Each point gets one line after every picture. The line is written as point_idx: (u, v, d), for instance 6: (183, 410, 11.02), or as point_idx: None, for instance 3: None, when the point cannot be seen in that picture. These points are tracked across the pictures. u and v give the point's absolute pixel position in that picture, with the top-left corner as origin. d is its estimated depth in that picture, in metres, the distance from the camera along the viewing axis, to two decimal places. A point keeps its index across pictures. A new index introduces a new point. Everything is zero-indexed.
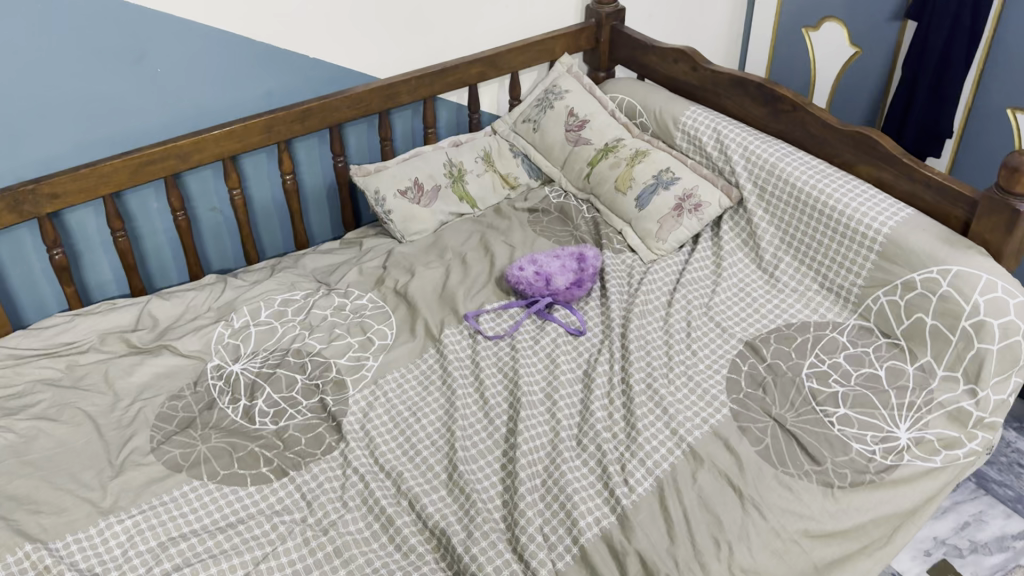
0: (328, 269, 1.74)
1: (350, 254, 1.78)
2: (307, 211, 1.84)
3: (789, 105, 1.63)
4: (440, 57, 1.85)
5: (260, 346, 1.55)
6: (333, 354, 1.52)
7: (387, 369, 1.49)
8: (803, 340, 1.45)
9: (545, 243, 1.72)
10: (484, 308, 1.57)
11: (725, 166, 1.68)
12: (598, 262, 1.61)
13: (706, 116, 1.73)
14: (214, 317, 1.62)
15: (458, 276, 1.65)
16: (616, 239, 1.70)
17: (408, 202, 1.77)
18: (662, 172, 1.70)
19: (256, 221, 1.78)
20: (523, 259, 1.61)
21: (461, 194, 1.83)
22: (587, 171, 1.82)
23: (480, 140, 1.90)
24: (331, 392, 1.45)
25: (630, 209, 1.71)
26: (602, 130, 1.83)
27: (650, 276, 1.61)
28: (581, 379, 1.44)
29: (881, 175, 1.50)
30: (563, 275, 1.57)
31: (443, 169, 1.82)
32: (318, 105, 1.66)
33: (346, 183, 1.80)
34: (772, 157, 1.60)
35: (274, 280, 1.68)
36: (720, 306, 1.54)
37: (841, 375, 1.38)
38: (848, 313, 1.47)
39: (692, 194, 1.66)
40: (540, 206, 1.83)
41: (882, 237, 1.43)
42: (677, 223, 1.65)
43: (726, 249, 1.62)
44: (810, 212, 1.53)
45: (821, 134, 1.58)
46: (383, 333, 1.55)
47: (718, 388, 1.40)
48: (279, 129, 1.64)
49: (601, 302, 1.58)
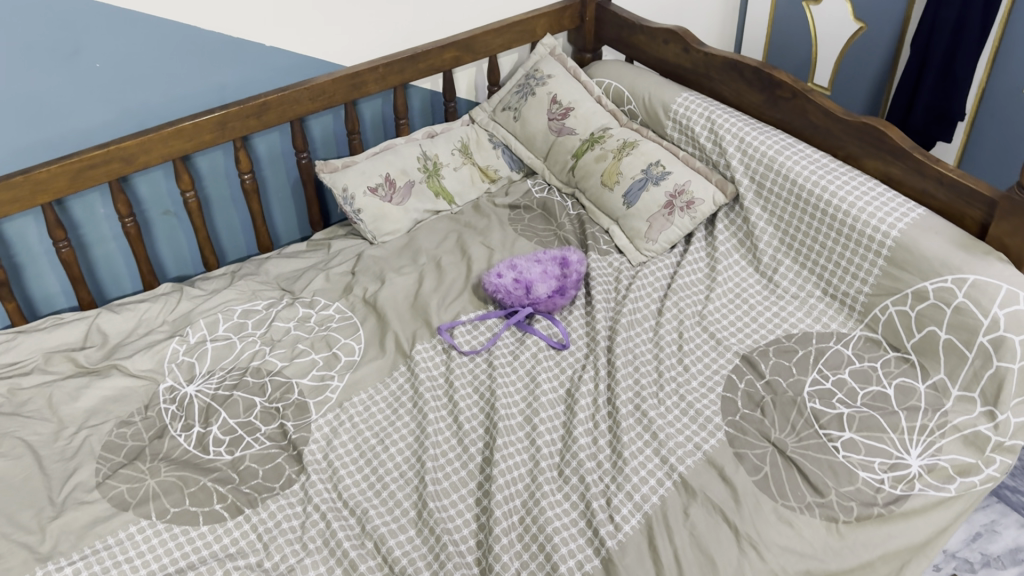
0: (293, 275, 1.62)
1: (317, 258, 1.65)
2: (272, 211, 1.71)
3: (788, 92, 1.48)
4: (411, 41, 1.71)
5: (217, 365, 1.44)
6: (296, 373, 1.41)
7: (354, 390, 1.37)
8: (805, 354, 1.32)
9: (525, 244, 1.59)
10: (459, 321, 1.45)
11: (719, 160, 1.55)
12: (583, 267, 1.48)
13: (699, 103, 1.59)
14: (169, 332, 1.50)
15: (432, 283, 1.52)
16: (602, 239, 1.58)
17: (379, 200, 1.64)
18: (652, 166, 1.57)
19: (214, 223, 1.65)
20: (501, 264, 1.49)
21: (437, 190, 1.71)
22: (572, 163, 1.69)
23: (457, 130, 1.78)
24: (292, 417, 1.33)
25: (618, 206, 1.58)
26: (587, 118, 1.70)
27: (638, 281, 1.48)
28: (563, 400, 1.32)
29: (889, 170, 1.37)
30: (545, 282, 1.45)
31: (416, 162, 1.70)
32: (276, 98, 1.53)
33: (312, 181, 1.67)
34: (771, 151, 1.47)
35: (234, 288, 1.57)
36: (714, 315, 1.42)
37: (847, 394, 1.26)
38: (853, 323, 1.35)
39: (684, 190, 1.53)
40: (523, 202, 1.70)
41: (890, 240, 1.30)
42: (668, 222, 1.53)
43: (721, 250, 1.50)
44: (812, 212, 1.41)
45: (823, 124, 1.44)
46: (350, 349, 1.44)
47: (712, 409, 1.28)
48: (234, 125, 1.51)
49: (586, 311, 1.46)
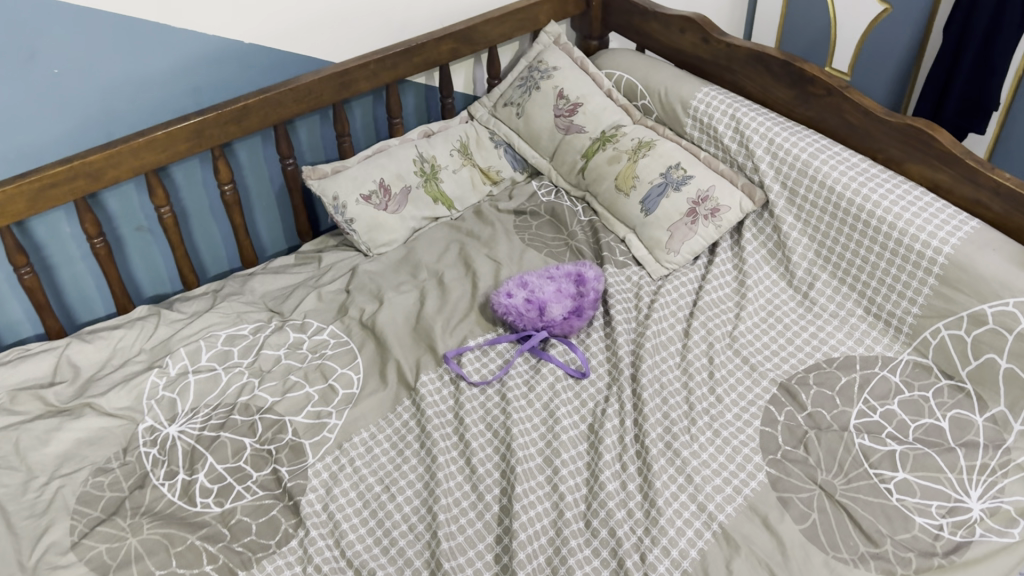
0: (281, 293, 1.48)
1: (307, 273, 1.52)
2: (256, 222, 1.57)
3: (823, 89, 1.35)
4: (404, 32, 1.57)
5: (201, 401, 1.31)
6: (289, 411, 1.28)
7: (354, 429, 1.24)
8: (848, 382, 1.21)
9: (535, 256, 1.46)
10: (467, 346, 1.32)
11: (746, 162, 1.42)
12: (601, 285, 1.36)
13: (722, 100, 1.46)
14: (147, 362, 1.37)
15: (435, 304, 1.39)
16: (618, 250, 1.45)
17: (373, 209, 1.51)
18: (672, 169, 1.44)
19: (193, 237, 1.51)
20: (510, 282, 1.36)
21: (435, 195, 1.58)
22: (582, 164, 1.57)
23: (455, 129, 1.64)
24: (287, 462, 1.20)
25: (634, 214, 1.46)
26: (597, 115, 1.56)
27: (661, 298, 1.36)
28: (586, 437, 1.20)
29: (937, 177, 1.25)
30: (560, 302, 1.33)
31: (412, 166, 1.56)
32: (257, 101, 1.38)
33: (299, 189, 1.53)
34: (805, 154, 1.34)
35: (218, 311, 1.43)
36: (746, 336, 1.30)
37: (898, 428, 1.15)
38: (900, 347, 1.24)
39: (708, 196, 1.40)
40: (529, 207, 1.58)
41: (942, 257, 1.18)
42: (691, 232, 1.40)
43: (749, 262, 1.38)
44: (852, 222, 1.29)
45: (862, 124, 1.32)
46: (348, 381, 1.30)
47: (750, 446, 1.17)
48: (211, 133, 1.36)
49: (606, 333, 1.33)
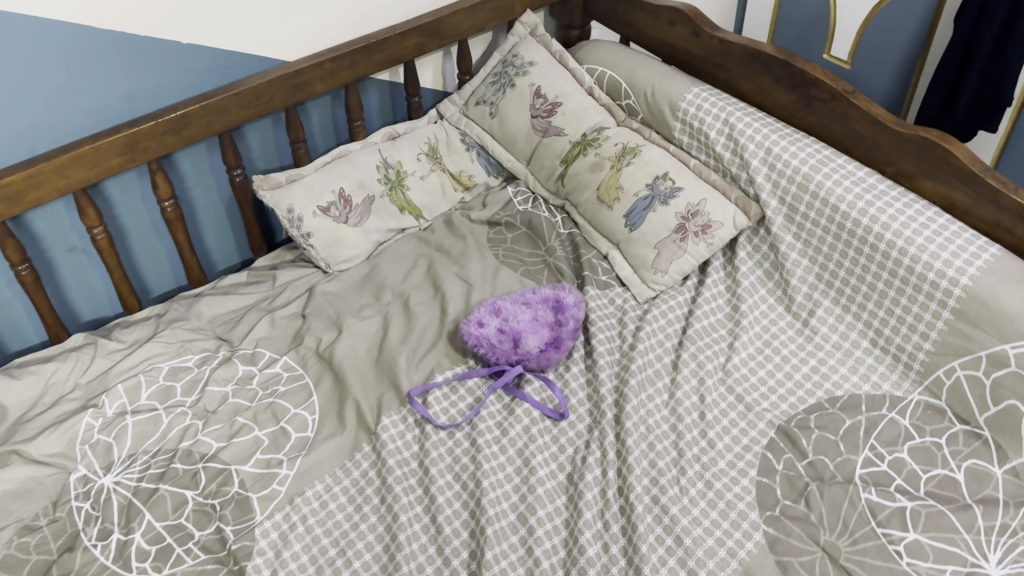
0: (230, 318, 1.36)
1: (260, 294, 1.39)
2: (204, 237, 1.44)
3: (826, 93, 1.22)
4: (364, 26, 1.42)
5: (139, 447, 1.19)
6: (236, 459, 1.16)
7: (307, 480, 1.12)
8: (853, 426, 1.10)
9: (510, 275, 1.33)
10: (434, 383, 1.19)
11: (740, 173, 1.29)
12: (581, 312, 1.24)
13: (715, 102, 1.33)
14: (82, 401, 1.24)
15: (400, 332, 1.27)
16: (601, 269, 1.33)
17: (332, 222, 1.38)
18: (659, 180, 1.31)
19: (134, 255, 1.38)
20: (482, 309, 1.24)
21: (401, 204, 1.45)
22: (561, 170, 1.44)
23: (422, 130, 1.50)
24: (232, 520, 1.09)
25: (618, 229, 1.33)
26: (578, 116, 1.43)
27: (646, 326, 1.23)
28: (565, 489, 1.08)
29: (953, 196, 1.13)
30: (536, 332, 1.20)
31: (375, 173, 1.43)
32: (197, 109, 1.24)
33: (249, 201, 1.40)
34: (806, 167, 1.21)
35: (160, 340, 1.31)
36: (740, 370, 1.18)
37: (908, 480, 1.04)
38: (910, 386, 1.13)
39: (699, 211, 1.27)
40: (503, 217, 1.45)
41: (959, 289, 1.06)
42: (680, 250, 1.28)
43: (744, 285, 1.26)
44: (858, 245, 1.16)
45: (869, 134, 1.19)
46: (302, 423, 1.18)
47: (745, 501, 1.05)
48: (146, 145, 1.22)
49: (588, 367, 1.21)
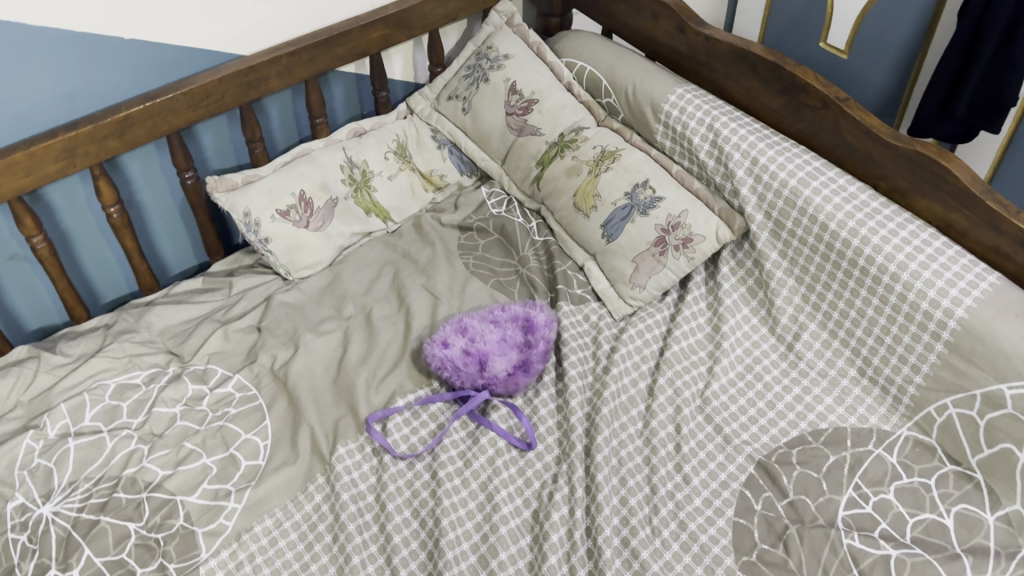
0: (182, 329, 1.28)
1: (215, 303, 1.31)
2: (157, 240, 1.36)
3: (817, 100, 1.14)
4: (325, 18, 1.33)
5: (81, 474, 1.11)
6: (182, 488, 1.09)
7: (256, 515, 1.05)
8: (837, 462, 1.03)
9: (479, 288, 1.26)
10: (395, 409, 1.12)
11: (725, 182, 1.21)
12: (552, 332, 1.16)
13: (699, 103, 1.24)
14: (23, 421, 1.16)
15: (360, 350, 1.19)
16: (575, 282, 1.25)
17: (291, 227, 1.29)
18: (638, 188, 1.23)
19: (81, 261, 1.30)
20: (447, 328, 1.16)
21: (367, 206, 1.37)
22: (537, 173, 1.35)
23: (391, 126, 1.42)
24: (175, 557, 1.02)
25: (595, 239, 1.25)
26: (555, 114, 1.34)
27: (621, 347, 1.16)
28: (529, 528, 1.02)
29: (950, 218, 1.05)
30: (503, 354, 1.13)
31: (339, 173, 1.34)
32: (141, 111, 1.15)
33: (203, 204, 1.32)
34: (794, 179, 1.13)
35: (107, 353, 1.23)
36: (719, 398, 1.11)
37: (893, 524, 0.98)
38: (898, 420, 1.06)
39: (679, 224, 1.19)
40: (475, 222, 1.37)
41: (954, 321, 0.99)
42: (659, 265, 1.20)
43: (726, 303, 1.18)
44: (848, 267, 1.09)
45: (863, 147, 1.11)
46: (252, 450, 1.12)
47: (721, 544, 0.99)
48: (87, 150, 1.13)
49: (558, 392, 1.14)
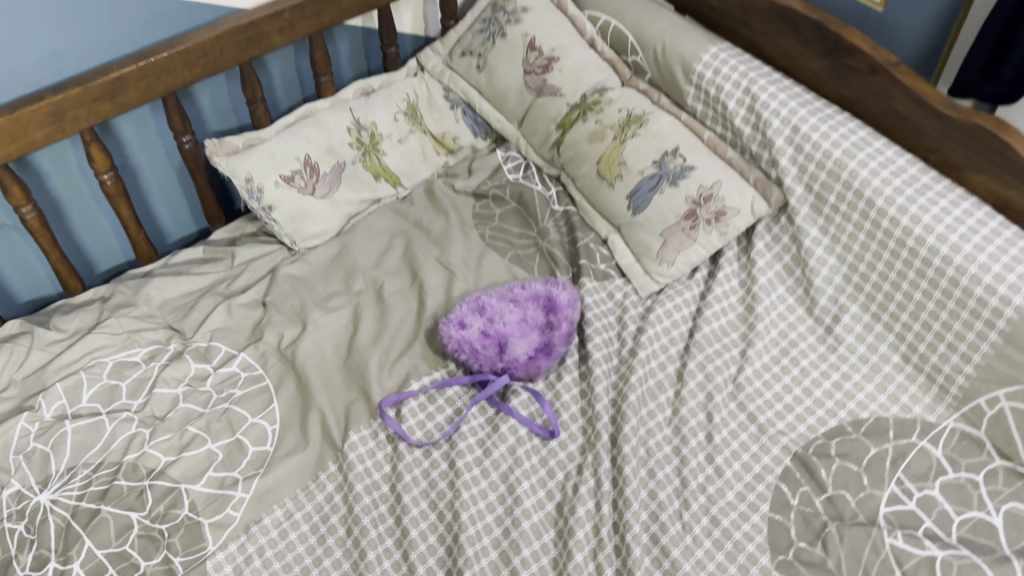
0: (183, 303, 1.21)
1: (216, 275, 1.24)
2: (154, 206, 1.28)
3: (864, 64, 1.05)
4: None
5: (80, 460, 1.05)
6: (186, 476, 1.03)
7: (265, 506, 1.00)
8: (878, 455, 0.98)
9: (496, 262, 1.19)
10: (409, 393, 1.06)
11: (762, 151, 1.13)
12: (575, 313, 1.09)
13: (735, 64, 1.15)
14: (17, 401, 1.10)
15: (372, 329, 1.13)
16: (599, 256, 1.18)
17: (296, 193, 1.22)
18: (667, 156, 1.15)
19: (74, 229, 1.23)
20: (463, 306, 1.09)
21: (376, 170, 1.29)
22: (557, 137, 1.27)
23: (400, 85, 1.34)
24: (181, 550, 0.97)
25: (620, 211, 1.18)
26: (576, 73, 1.25)
27: (649, 329, 1.09)
28: (553, 523, 0.96)
29: (1006, 196, 0.97)
30: (524, 336, 1.06)
31: (346, 136, 1.27)
32: (134, 71, 1.06)
33: (202, 169, 1.24)
34: (837, 150, 1.05)
35: (105, 328, 1.17)
36: (753, 384, 1.05)
37: (938, 522, 0.92)
38: (944, 411, 1.00)
39: (712, 196, 1.12)
40: (491, 188, 1.29)
41: (1010, 309, 0.92)
42: (689, 240, 1.13)
43: (761, 282, 1.11)
44: (894, 247, 1.02)
45: (913, 116, 1.03)
46: (259, 436, 1.06)
47: (755, 542, 0.93)
48: (76, 114, 1.04)
49: (582, 376, 1.08)
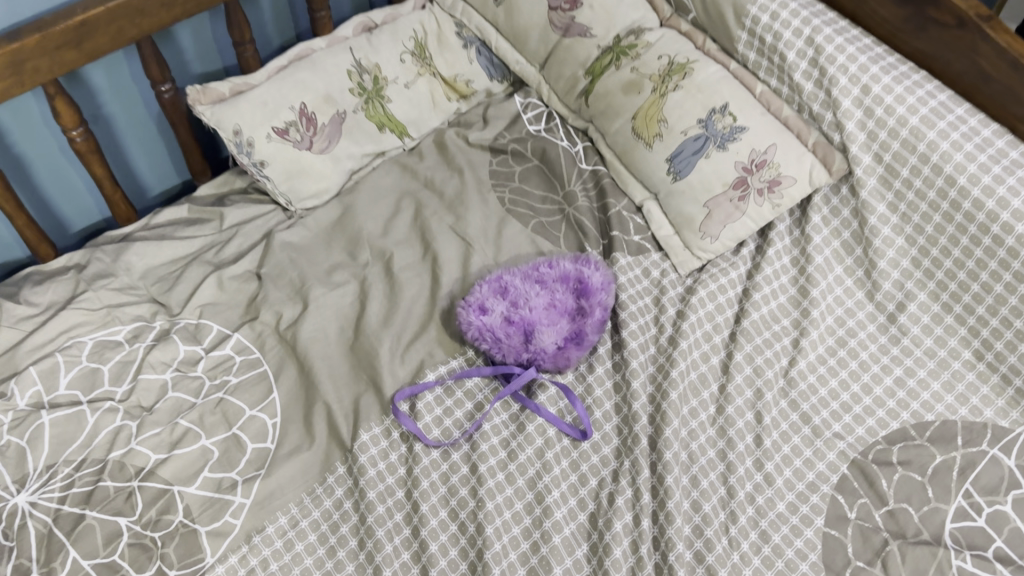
0: (168, 273, 1.09)
1: (205, 239, 1.11)
2: (132, 159, 1.15)
3: (950, 16, 0.90)
4: None
5: (59, 457, 0.93)
6: (179, 477, 0.92)
7: (267, 512, 0.90)
8: (945, 464, 0.88)
9: (518, 231, 1.06)
10: (425, 385, 0.95)
11: (824, 112, 0.99)
12: (610, 297, 0.98)
13: (796, 8, 0.99)
14: None
15: (381, 309, 1.01)
16: (632, 226, 1.06)
17: (291, 148, 1.08)
18: (715, 114, 1.02)
19: (42, 186, 1.09)
20: (484, 287, 0.98)
21: (380, 119, 1.14)
22: (586, 85, 1.13)
23: (406, 20, 1.19)
24: (176, 563, 0.86)
25: (659, 175, 1.05)
26: (609, 11, 1.11)
27: (691, 315, 0.98)
28: (587, 536, 0.87)
29: None
30: (553, 325, 0.95)
31: (346, 81, 1.12)
32: (103, 12, 0.90)
33: (184, 119, 1.09)
34: (915, 117, 0.92)
35: (82, 303, 1.04)
36: (806, 380, 0.95)
37: (1010, 542, 0.83)
38: (1019, 416, 0.90)
39: (766, 162, 0.99)
40: (510, 142, 1.16)
41: None
42: (739, 213, 1.00)
43: (817, 262, 1.00)
44: (975, 234, 0.90)
45: (1002, 77, 0.88)
46: (258, 431, 0.95)
47: (809, 561, 0.84)
48: (37, 65, 0.88)
49: (617, 367, 0.97)
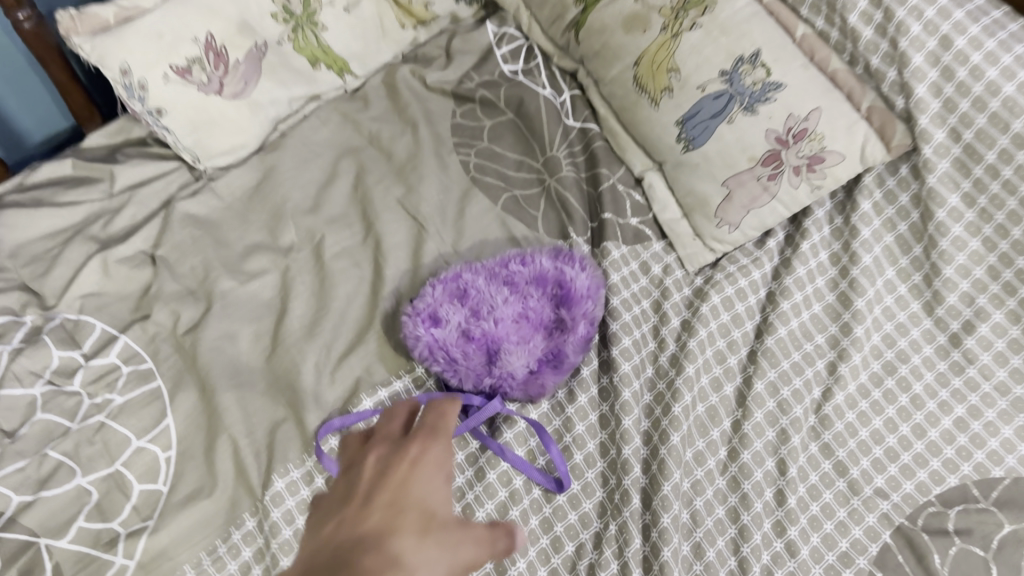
0: (42, 252, 0.83)
1: (91, 204, 0.86)
2: None
3: None
4: None
5: None
6: (48, 527, 0.68)
7: None
8: (1016, 536, 0.68)
9: (484, 210, 0.85)
10: (359, 417, 0.74)
11: (886, 68, 0.76)
12: (597, 306, 0.76)
13: None
14: None
15: (309, 310, 0.79)
16: (629, 203, 0.86)
17: (195, 93, 0.83)
18: (742, 64, 0.78)
19: None
20: (437, 289, 0.76)
21: (313, 54, 0.90)
22: (576, 17, 0.90)
23: None
24: None
25: (665, 140, 0.83)
26: None
27: (699, 332, 0.77)
28: None
29: None
30: (524, 342, 0.73)
31: (266, 3, 0.86)
32: None
33: (57, 55, 0.85)
34: (1010, 84, 0.70)
35: None
36: (844, 418, 0.75)
37: None
38: None
39: (807, 131, 0.76)
40: (479, 89, 0.93)
41: None
42: (767, 196, 0.79)
43: (865, 263, 0.80)
44: None
45: None
46: (149, 468, 0.72)
47: None
48: None
49: (604, 395, 0.76)
